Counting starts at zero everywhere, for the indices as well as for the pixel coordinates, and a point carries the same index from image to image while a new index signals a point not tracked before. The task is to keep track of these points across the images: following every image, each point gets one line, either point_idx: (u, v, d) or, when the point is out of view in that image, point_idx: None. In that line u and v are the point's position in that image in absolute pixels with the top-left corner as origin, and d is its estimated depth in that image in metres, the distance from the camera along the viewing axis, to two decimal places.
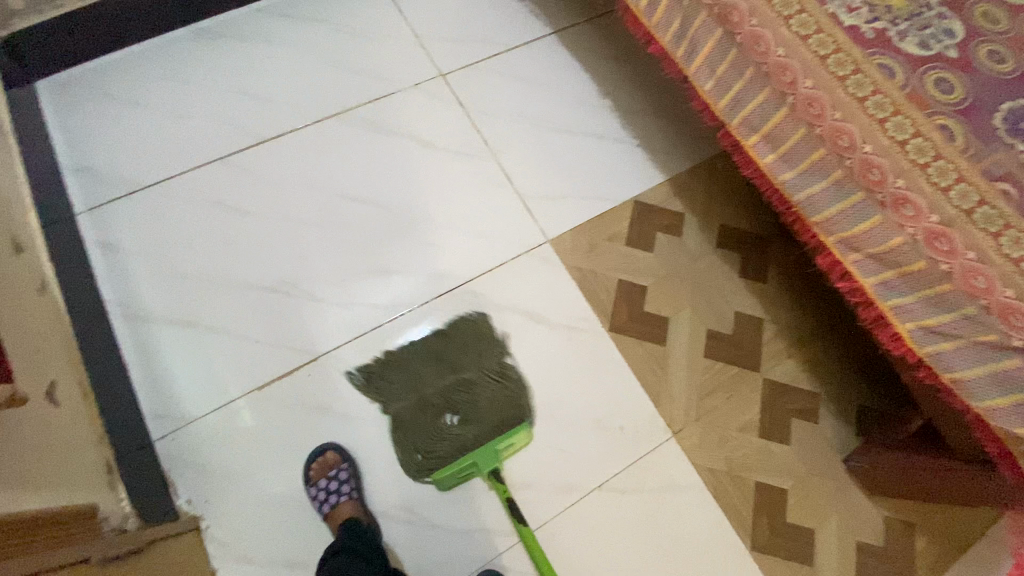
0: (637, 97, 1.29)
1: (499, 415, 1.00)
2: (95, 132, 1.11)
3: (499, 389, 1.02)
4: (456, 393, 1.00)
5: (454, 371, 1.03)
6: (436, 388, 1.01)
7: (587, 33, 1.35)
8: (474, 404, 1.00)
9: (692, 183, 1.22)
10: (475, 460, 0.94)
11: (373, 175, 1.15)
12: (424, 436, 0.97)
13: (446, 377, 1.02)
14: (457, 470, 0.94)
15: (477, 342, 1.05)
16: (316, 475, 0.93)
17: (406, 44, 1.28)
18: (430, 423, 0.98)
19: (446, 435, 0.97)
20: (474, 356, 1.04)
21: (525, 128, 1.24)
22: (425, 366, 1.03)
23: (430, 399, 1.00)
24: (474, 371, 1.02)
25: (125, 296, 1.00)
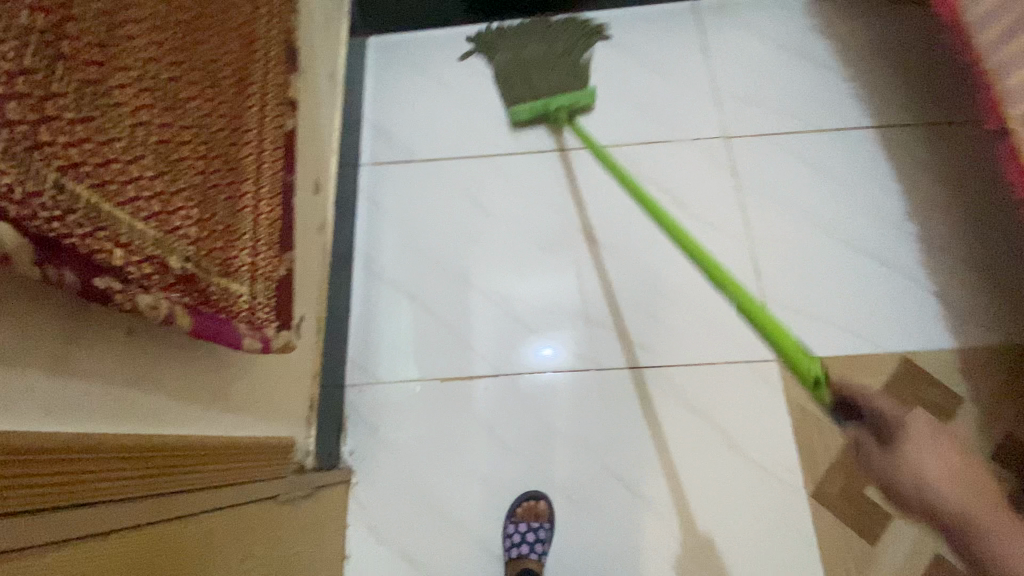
0: (953, 233, 1.05)
1: (574, 77, 1.17)
2: (400, 97, 1.23)
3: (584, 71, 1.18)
4: (549, 69, 1.18)
5: (543, 39, 1.21)
6: (533, 59, 1.19)
7: (918, 139, 1.13)
8: (552, 61, 1.17)
9: (985, 364, 0.97)
10: (552, 110, 1.13)
11: (616, 218, 1.08)
12: (519, 88, 1.17)
13: (550, 65, 1.18)
14: (533, 108, 1.14)
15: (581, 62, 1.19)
16: (520, 516, 0.92)
17: (698, 94, 1.20)
18: (519, 88, 1.17)
19: (529, 91, 1.16)
20: (568, 44, 1.21)
21: (796, 222, 1.08)
22: (533, 34, 1.21)
23: (531, 59, 1.18)
24: (572, 67, 1.18)
25: (370, 249, 1.10)
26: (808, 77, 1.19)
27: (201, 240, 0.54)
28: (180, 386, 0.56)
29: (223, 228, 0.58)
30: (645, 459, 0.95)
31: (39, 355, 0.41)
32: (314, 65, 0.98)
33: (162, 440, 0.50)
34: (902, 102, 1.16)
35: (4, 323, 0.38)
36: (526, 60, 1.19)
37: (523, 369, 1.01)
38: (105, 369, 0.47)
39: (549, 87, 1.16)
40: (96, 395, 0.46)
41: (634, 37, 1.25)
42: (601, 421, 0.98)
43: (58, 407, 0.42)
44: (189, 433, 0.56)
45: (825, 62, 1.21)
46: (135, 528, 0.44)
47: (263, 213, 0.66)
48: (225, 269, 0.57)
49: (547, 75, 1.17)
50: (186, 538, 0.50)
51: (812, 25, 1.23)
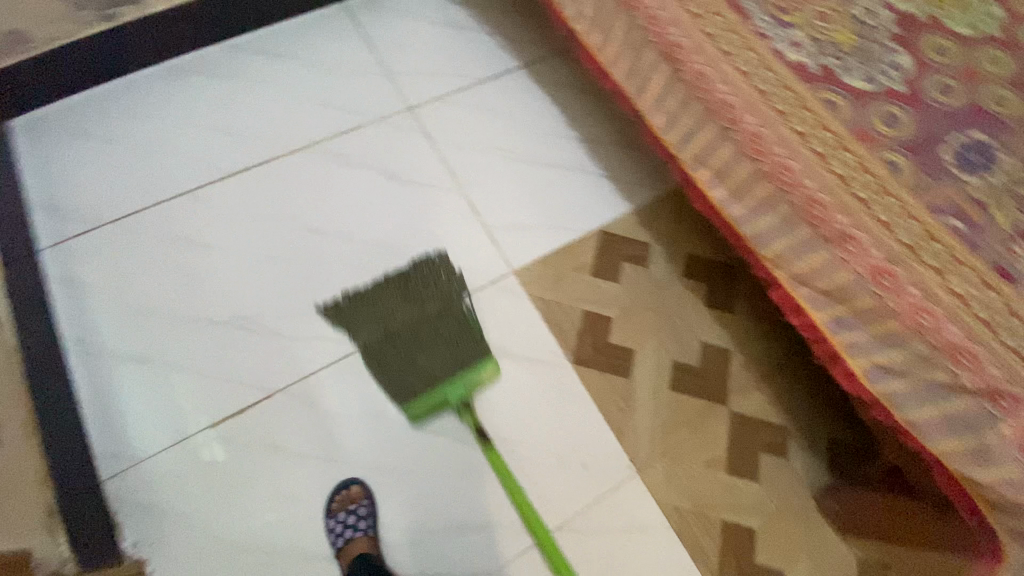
0: (604, 127, 1.30)
1: (466, 347, 1.02)
2: (62, 170, 1.12)
3: (459, 325, 1.04)
4: (437, 343, 1.02)
5: (420, 300, 1.07)
6: (429, 337, 1.02)
7: (556, 65, 1.37)
8: (424, 316, 1.04)
9: (658, 211, 1.22)
10: (449, 399, 0.98)
11: (337, 211, 1.14)
12: (414, 381, 0.99)
13: (433, 328, 1.03)
14: (431, 406, 0.98)
15: (436, 278, 1.10)
16: (337, 508, 0.93)
17: (373, 79, 1.29)
18: (405, 378, 0.99)
19: (428, 361, 1.00)
20: (443, 291, 1.08)
21: (490, 159, 1.25)
22: (412, 320, 1.03)
23: (421, 352, 1.01)
24: (457, 323, 1.04)
25: (83, 332, 1.00)
26: (460, 40, 1.37)
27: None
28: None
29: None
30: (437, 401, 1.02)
31: None
32: None
33: None
34: (536, 40, 1.39)
35: None
36: (418, 325, 1.03)
37: (358, 384, 1.02)
38: None
39: (440, 367, 1.00)
40: None
41: (296, 45, 1.30)
42: (387, 389, 1.02)
43: None
44: None
45: (469, 24, 1.39)
46: None
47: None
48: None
49: (426, 339, 1.02)
50: None
51: None
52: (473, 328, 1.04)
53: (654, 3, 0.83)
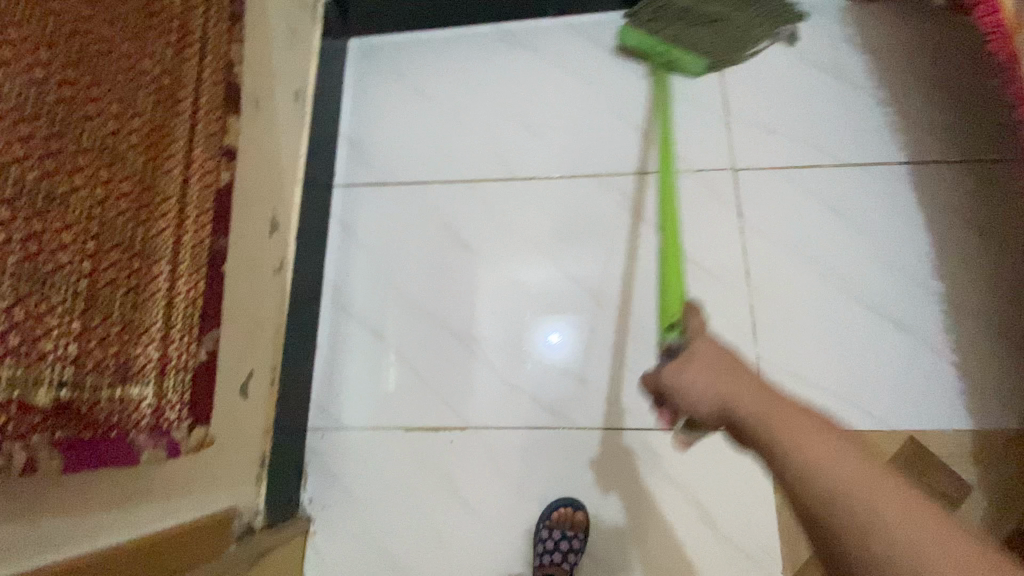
0: (987, 295, 0.92)
1: (710, 42, 1.04)
2: (379, 111, 1.13)
3: (721, 48, 1.05)
4: (692, 39, 1.04)
5: (716, 9, 1.03)
6: (713, 16, 1.03)
7: (960, 179, 0.97)
8: (703, 25, 1.03)
9: (1006, 453, 0.87)
10: (657, 52, 1.05)
11: (604, 261, 1.01)
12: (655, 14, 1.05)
13: (721, 28, 1.04)
14: (643, 43, 1.05)
15: (742, 38, 1.05)
16: (556, 521, 0.89)
17: (709, 116, 1.06)
18: (671, 10, 1.04)
19: (682, 35, 1.04)
20: (764, 26, 1.06)
21: (802, 271, 0.97)
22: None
23: (695, 12, 1.03)
24: (738, 40, 1.05)
25: (342, 282, 1.04)
26: (837, 98, 1.04)
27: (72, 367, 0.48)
28: (70, 496, 0.52)
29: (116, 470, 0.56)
30: (617, 529, 0.90)
31: None
32: (274, 89, 0.90)
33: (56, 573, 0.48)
34: (949, 133, 1.00)
35: None
36: (716, 9, 1.03)
37: (547, 461, 0.94)
38: None
39: (698, 28, 1.03)
40: None
41: None
42: (572, 483, 0.92)
43: None
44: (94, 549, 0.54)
45: (862, 81, 1.05)
46: None
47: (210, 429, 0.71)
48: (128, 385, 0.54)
49: (689, 31, 1.04)
50: None
51: (851, 36, 1.07)
52: (736, 52, 1.06)
53: None
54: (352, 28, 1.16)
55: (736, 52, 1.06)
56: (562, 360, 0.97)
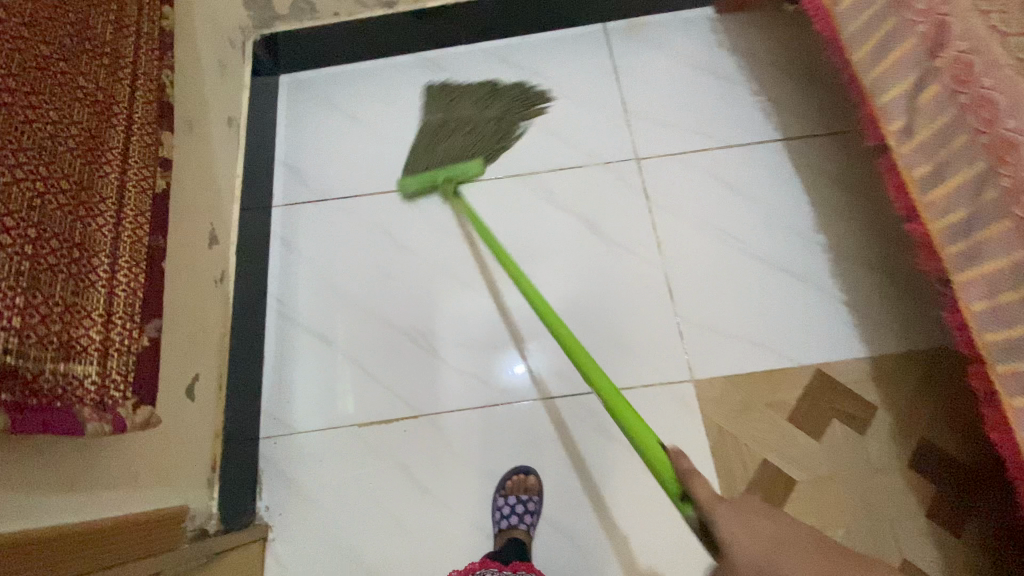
0: (863, 240, 1.06)
1: (475, 148, 1.14)
2: (312, 136, 1.21)
3: (487, 144, 1.14)
4: (457, 145, 1.14)
5: (464, 117, 1.17)
6: (450, 125, 1.16)
7: (826, 148, 1.13)
8: (460, 133, 1.15)
9: (901, 372, 0.97)
10: (440, 181, 1.11)
11: (533, 250, 1.10)
12: (423, 152, 1.15)
13: (467, 131, 1.15)
14: (422, 181, 1.11)
15: (501, 127, 1.17)
16: (510, 489, 0.94)
17: (611, 117, 1.19)
18: (423, 133, 1.17)
19: (442, 159, 1.14)
20: (502, 112, 1.17)
21: (706, 239, 1.09)
22: (438, 112, 1.18)
23: (442, 130, 1.16)
24: (489, 133, 1.15)
25: (286, 295, 1.09)
26: (718, 93, 1.20)
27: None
28: (19, 467, 0.53)
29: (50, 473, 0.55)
30: (571, 492, 0.95)
31: None
32: (207, 115, 0.97)
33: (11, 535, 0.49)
34: (812, 111, 1.16)
35: None
36: (448, 120, 1.16)
37: (498, 437, 0.99)
38: None
39: (457, 136, 1.14)
40: None
41: (548, 63, 1.24)
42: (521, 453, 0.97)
43: None
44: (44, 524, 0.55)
45: (736, 76, 1.21)
46: None
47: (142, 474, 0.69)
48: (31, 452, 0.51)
49: (455, 139, 1.14)
50: None
51: (722, 41, 1.24)
52: (503, 134, 1.16)
53: None
54: (281, 66, 1.25)
55: (502, 137, 1.16)
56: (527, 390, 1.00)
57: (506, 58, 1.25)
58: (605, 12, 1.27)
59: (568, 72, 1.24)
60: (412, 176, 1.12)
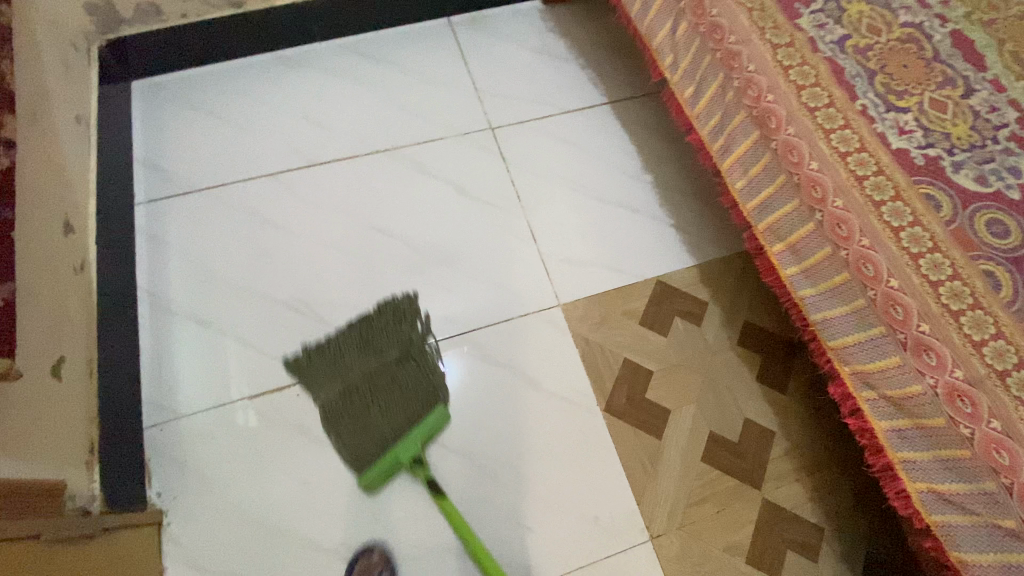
0: (680, 173, 1.27)
1: (419, 409, 0.99)
2: (170, 135, 1.22)
3: (423, 391, 1.01)
4: (390, 390, 1.00)
5: (385, 379, 1.01)
6: (370, 394, 0.99)
7: (643, 105, 1.34)
8: (393, 386, 1.00)
9: (723, 272, 1.17)
10: (401, 454, 0.95)
11: (406, 216, 1.19)
12: (349, 407, 0.99)
13: (388, 390, 1.00)
14: (384, 467, 0.94)
15: (418, 359, 1.05)
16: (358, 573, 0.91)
17: (463, 96, 1.33)
18: (342, 393, 1.00)
19: (385, 412, 0.98)
20: (401, 342, 1.06)
21: (557, 189, 1.24)
22: (331, 379, 1.02)
23: (358, 419, 0.98)
24: (412, 382, 1.02)
25: (158, 285, 1.08)
26: (552, 69, 1.39)
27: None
28: None
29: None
30: (465, 420, 1.02)
31: None
32: (50, 108, 0.96)
33: None
34: (629, 78, 1.38)
35: None
36: (351, 386, 1.01)
37: None
38: None
39: (386, 402, 0.99)
40: None
41: (400, 54, 1.37)
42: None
43: None
44: None
45: (565, 55, 1.41)
46: None
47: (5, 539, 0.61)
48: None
49: (382, 386, 1.00)
50: None
51: (549, 27, 1.44)
52: (427, 374, 1.03)
53: (755, 66, 0.81)
54: (131, 71, 1.26)
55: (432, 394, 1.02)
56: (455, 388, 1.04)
57: (360, 52, 1.36)
58: (446, 8, 1.41)
59: (419, 60, 1.37)
60: (369, 467, 0.94)
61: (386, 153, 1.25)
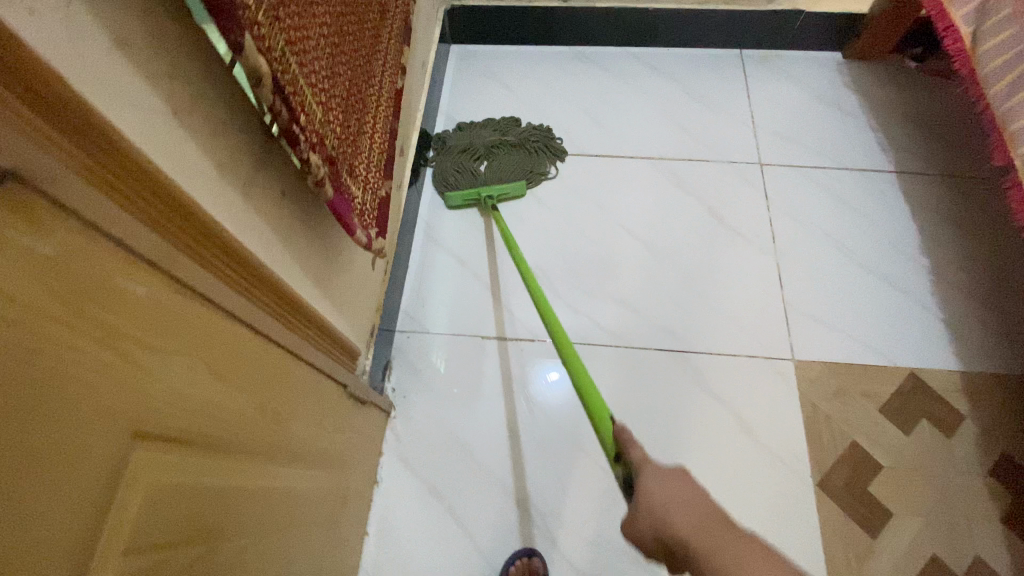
0: (963, 267, 1.14)
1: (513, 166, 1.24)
2: (472, 96, 1.39)
3: (523, 165, 1.25)
4: (493, 164, 1.24)
5: (497, 147, 1.26)
6: (479, 150, 1.25)
7: (935, 183, 1.24)
8: (502, 157, 1.25)
9: (990, 389, 1.04)
10: (482, 196, 1.20)
11: (656, 221, 1.22)
12: (458, 170, 1.23)
13: (493, 159, 1.25)
14: (465, 196, 1.20)
15: (526, 154, 1.27)
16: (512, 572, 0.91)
17: (738, 125, 1.33)
18: (459, 152, 1.25)
19: (487, 171, 1.23)
20: (523, 134, 1.29)
21: (816, 242, 1.19)
22: (461, 135, 1.27)
23: (465, 146, 1.26)
24: (515, 162, 1.25)
25: (432, 219, 1.23)
26: (839, 122, 1.33)
27: (149, 387, 0.38)
28: (304, 246, 0.67)
29: (212, 496, 0.47)
30: (667, 432, 1.02)
31: (240, 172, 0.53)
32: (416, 52, 1.14)
33: (293, 291, 0.62)
34: (925, 151, 1.28)
35: (237, 163, 0.52)
36: (472, 151, 1.25)
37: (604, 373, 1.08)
38: (272, 218, 0.59)
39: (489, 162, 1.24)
40: (266, 241, 0.58)
41: (687, 73, 1.41)
42: (555, 419, 1.03)
43: (244, 223, 0.53)
44: (306, 301, 0.67)
45: (856, 111, 1.34)
46: (266, 340, 0.55)
47: (310, 408, 0.67)
48: (203, 396, 0.45)
49: (490, 156, 1.25)
50: (286, 376, 0.60)
51: (845, 80, 1.38)
52: (531, 161, 1.26)
53: None
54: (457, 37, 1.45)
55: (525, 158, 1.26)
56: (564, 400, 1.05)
57: (650, 63, 1.42)
58: (743, 39, 1.42)
59: (704, 83, 1.39)
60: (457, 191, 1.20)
61: (652, 161, 1.29)
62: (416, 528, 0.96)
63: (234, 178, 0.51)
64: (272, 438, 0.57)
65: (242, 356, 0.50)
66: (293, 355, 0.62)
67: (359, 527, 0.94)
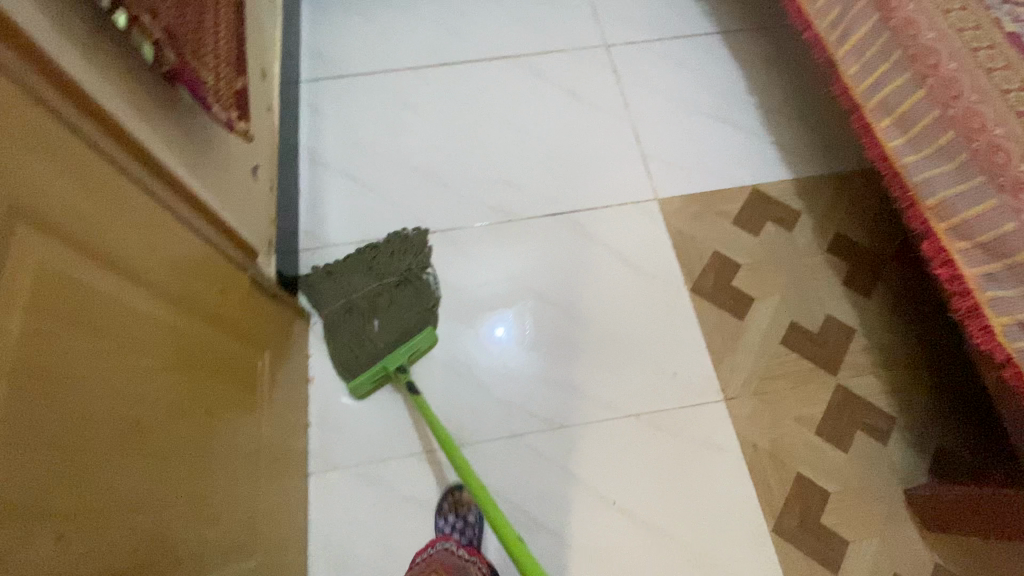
0: (783, 97, 1.34)
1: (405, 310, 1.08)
2: (330, 30, 1.43)
3: (416, 303, 1.10)
4: (386, 309, 1.07)
5: (381, 298, 1.08)
6: (362, 309, 1.07)
7: (753, 35, 1.42)
8: (390, 298, 1.09)
9: (817, 187, 1.24)
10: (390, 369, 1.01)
11: (524, 110, 1.33)
12: (351, 335, 1.05)
13: (382, 307, 1.08)
14: (372, 379, 1.02)
15: (414, 282, 1.12)
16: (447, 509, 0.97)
17: (582, 17, 1.46)
18: (340, 303, 1.08)
19: (383, 332, 1.05)
20: (403, 269, 1.13)
21: (664, 101, 1.34)
22: (335, 293, 1.09)
23: (344, 316, 1.07)
24: (409, 299, 1.10)
25: (314, 146, 1.28)
26: None
27: (33, 182, 0.45)
28: (168, 126, 0.72)
29: (122, 313, 0.54)
30: (564, 280, 1.15)
31: (78, 35, 0.57)
32: None
33: (172, 167, 0.69)
34: (740, 10, 1.46)
35: (72, 25, 0.56)
36: (354, 304, 1.08)
37: (503, 246, 1.19)
38: (127, 92, 0.64)
39: (379, 305, 1.08)
40: (134, 121, 0.64)
41: None
42: (469, 292, 1.14)
43: (104, 91, 0.59)
44: (191, 185, 0.73)
45: None
46: (148, 197, 0.62)
47: (207, 274, 0.72)
48: (90, 216, 0.51)
49: (377, 303, 1.08)
50: (180, 241, 0.67)
51: None
52: (424, 295, 1.11)
53: None
54: None
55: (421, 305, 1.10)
56: (512, 351, 1.09)
57: None
58: None
59: None
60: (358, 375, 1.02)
61: (510, 59, 1.39)
62: (354, 409, 1.04)
63: (73, 38, 0.56)
64: (168, 282, 0.62)
65: (124, 198, 0.57)
66: (182, 224, 0.68)
67: (300, 419, 1.00)
